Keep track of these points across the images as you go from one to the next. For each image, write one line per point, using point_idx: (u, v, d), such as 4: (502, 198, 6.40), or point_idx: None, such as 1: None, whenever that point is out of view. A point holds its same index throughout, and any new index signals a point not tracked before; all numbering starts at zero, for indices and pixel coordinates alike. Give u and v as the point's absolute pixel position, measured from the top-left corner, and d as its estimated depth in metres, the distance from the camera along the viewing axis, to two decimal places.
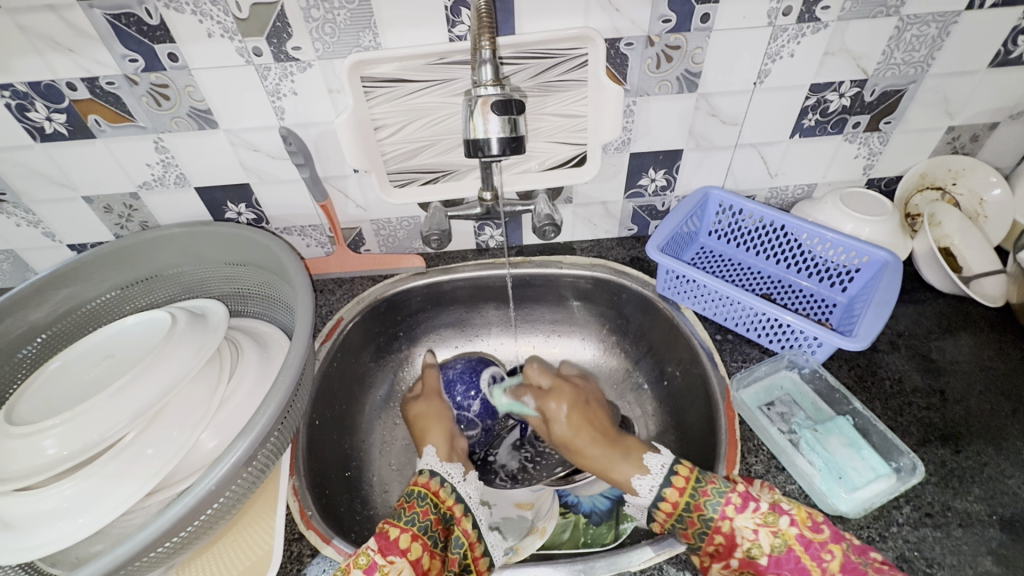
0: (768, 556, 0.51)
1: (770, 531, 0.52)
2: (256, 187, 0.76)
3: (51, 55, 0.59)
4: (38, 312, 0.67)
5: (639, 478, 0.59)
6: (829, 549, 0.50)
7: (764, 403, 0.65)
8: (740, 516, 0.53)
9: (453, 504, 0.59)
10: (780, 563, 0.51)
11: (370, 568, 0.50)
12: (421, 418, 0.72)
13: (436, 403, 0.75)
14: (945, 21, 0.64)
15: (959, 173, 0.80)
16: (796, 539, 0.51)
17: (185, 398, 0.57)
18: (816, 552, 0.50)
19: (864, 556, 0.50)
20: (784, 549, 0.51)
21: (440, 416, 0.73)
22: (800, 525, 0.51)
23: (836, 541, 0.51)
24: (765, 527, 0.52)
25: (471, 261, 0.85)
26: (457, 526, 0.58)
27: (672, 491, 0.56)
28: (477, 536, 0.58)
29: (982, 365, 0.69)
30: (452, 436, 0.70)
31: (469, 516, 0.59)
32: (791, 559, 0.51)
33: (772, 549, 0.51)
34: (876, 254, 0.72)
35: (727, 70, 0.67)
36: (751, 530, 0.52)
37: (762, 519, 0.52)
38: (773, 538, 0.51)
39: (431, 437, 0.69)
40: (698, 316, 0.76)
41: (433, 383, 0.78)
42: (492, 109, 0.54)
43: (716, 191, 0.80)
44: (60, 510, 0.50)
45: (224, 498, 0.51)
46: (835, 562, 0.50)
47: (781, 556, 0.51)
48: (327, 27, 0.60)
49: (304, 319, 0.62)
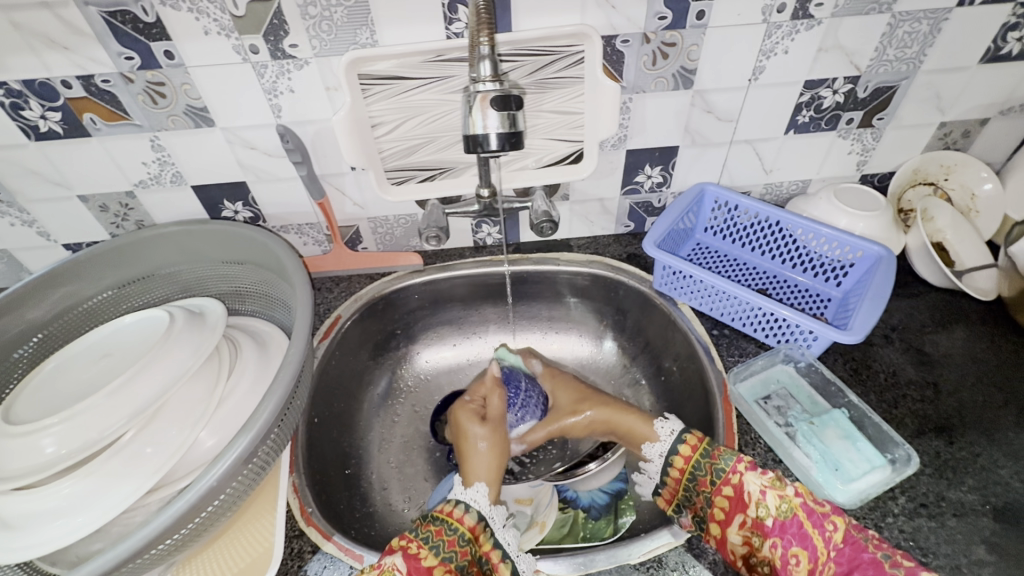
0: (773, 518, 0.51)
1: (776, 493, 0.52)
2: (253, 185, 0.76)
3: (46, 52, 0.59)
4: (35, 312, 0.67)
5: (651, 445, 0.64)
6: (832, 520, 0.50)
7: (761, 397, 0.66)
8: (749, 474, 0.54)
9: (491, 549, 0.58)
10: (785, 527, 0.51)
11: None
12: (479, 445, 0.69)
13: (498, 433, 0.71)
14: (937, 18, 0.65)
15: (951, 168, 0.81)
16: (801, 507, 0.51)
17: (184, 396, 0.57)
18: (818, 519, 0.50)
19: (864, 533, 0.50)
20: (789, 514, 0.51)
21: (497, 448, 0.69)
22: (803, 495, 0.52)
23: (839, 514, 0.50)
24: (771, 489, 0.52)
25: (468, 259, 0.86)
26: (493, 573, 0.56)
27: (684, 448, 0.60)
28: None
29: (975, 358, 0.70)
30: (499, 473, 0.67)
31: (507, 564, 0.57)
32: (795, 524, 0.51)
33: (778, 510, 0.51)
34: (870, 248, 0.73)
35: (723, 66, 0.67)
36: (759, 490, 0.53)
37: (770, 481, 0.53)
38: (779, 501, 0.52)
39: (482, 472, 0.65)
40: (694, 311, 0.77)
41: (496, 410, 0.74)
42: (491, 104, 0.54)
43: (711, 187, 0.81)
44: (59, 509, 0.50)
45: (225, 494, 0.51)
46: (838, 533, 0.49)
47: (785, 521, 0.51)
48: (324, 24, 0.60)
49: (303, 317, 0.62)
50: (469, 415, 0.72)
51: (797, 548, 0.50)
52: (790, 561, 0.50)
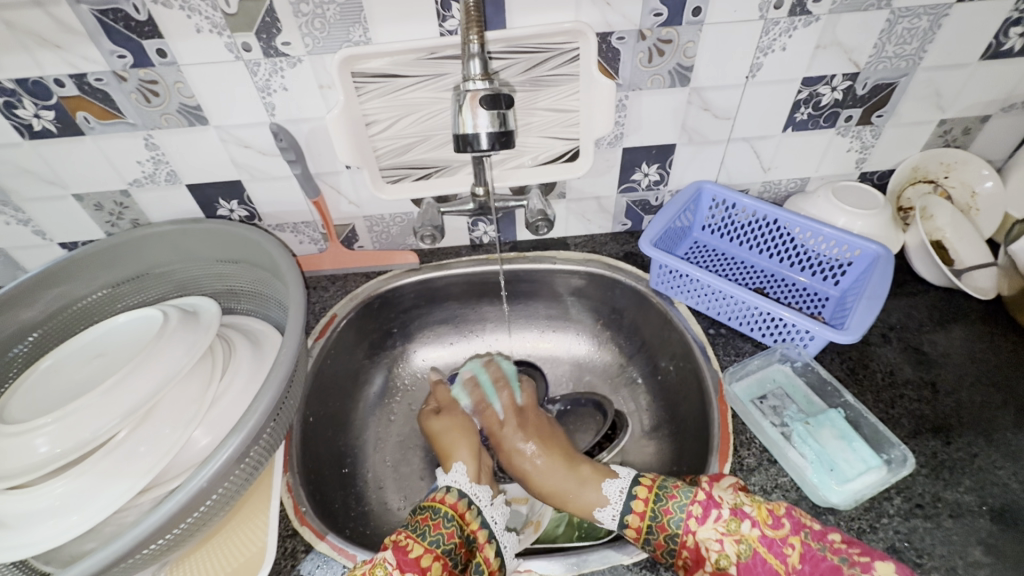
0: (737, 564, 0.51)
1: (732, 540, 0.52)
2: (248, 184, 0.75)
3: (38, 51, 0.59)
4: (30, 311, 0.67)
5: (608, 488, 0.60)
6: (790, 543, 0.50)
7: (757, 397, 0.65)
8: (703, 527, 0.53)
9: (478, 528, 0.58)
10: (750, 569, 0.51)
11: None
12: (446, 433, 0.70)
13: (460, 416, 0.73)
14: (937, 14, 0.64)
15: (952, 166, 0.80)
16: (758, 541, 0.51)
17: (177, 396, 0.57)
18: (778, 550, 0.50)
19: (823, 541, 0.50)
20: (750, 554, 0.51)
21: (467, 430, 0.70)
22: (759, 526, 0.52)
23: (796, 533, 0.51)
24: (729, 535, 0.52)
25: (465, 257, 0.85)
26: (479, 552, 0.56)
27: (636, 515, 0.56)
28: (497, 565, 0.56)
29: (974, 358, 0.69)
30: (477, 449, 0.68)
31: (493, 543, 0.57)
32: (758, 563, 0.51)
33: (739, 556, 0.51)
34: (868, 247, 0.72)
35: (719, 63, 0.67)
36: (716, 541, 0.52)
37: (724, 527, 0.52)
38: (737, 546, 0.52)
39: (456, 453, 0.66)
40: (691, 310, 0.77)
41: (449, 399, 0.76)
42: (481, 104, 0.54)
43: (709, 185, 0.80)
44: (52, 509, 0.50)
45: (218, 494, 0.51)
46: (797, 554, 0.50)
47: (749, 562, 0.51)
48: (317, 22, 0.59)
49: (296, 316, 0.62)
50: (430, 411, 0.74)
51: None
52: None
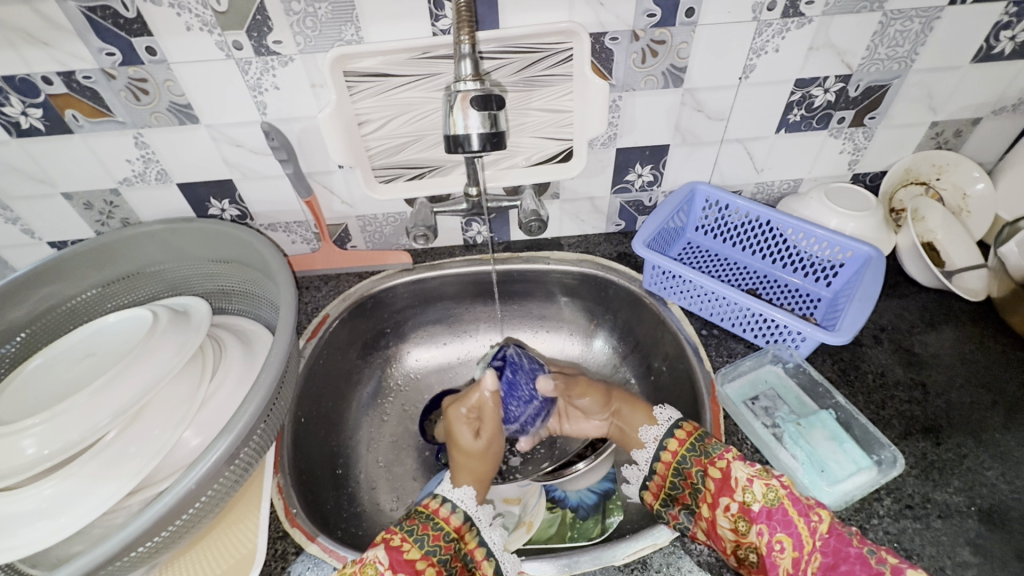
0: (761, 504, 0.52)
1: (762, 481, 0.53)
2: (239, 183, 0.75)
3: (25, 48, 0.58)
4: (17, 311, 0.66)
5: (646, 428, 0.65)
6: (817, 511, 0.51)
7: (749, 398, 0.66)
8: (738, 461, 0.56)
9: (475, 548, 0.58)
10: (771, 514, 0.52)
11: None
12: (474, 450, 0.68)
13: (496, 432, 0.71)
14: (929, 16, 0.64)
15: (943, 168, 0.81)
16: (786, 495, 0.52)
17: (167, 396, 0.56)
18: (804, 509, 0.51)
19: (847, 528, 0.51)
20: (777, 501, 0.52)
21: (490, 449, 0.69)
22: (790, 485, 0.53)
23: (823, 508, 0.52)
24: (760, 477, 0.53)
25: (458, 257, 0.85)
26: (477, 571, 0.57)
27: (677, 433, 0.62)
28: None
29: (964, 359, 0.69)
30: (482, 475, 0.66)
31: (492, 561, 0.57)
32: (781, 513, 0.51)
33: (765, 498, 0.52)
34: (860, 249, 0.73)
35: (713, 64, 0.67)
36: (746, 478, 0.54)
37: (757, 471, 0.54)
38: (766, 490, 0.53)
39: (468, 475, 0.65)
40: (684, 311, 0.77)
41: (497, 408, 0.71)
42: (472, 104, 0.53)
43: (702, 186, 0.80)
44: (39, 511, 0.50)
45: (207, 496, 0.51)
46: (823, 524, 0.50)
47: (772, 508, 0.52)
48: (308, 20, 0.59)
49: (288, 316, 0.61)
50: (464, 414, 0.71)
51: (782, 535, 0.51)
52: (776, 548, 0.51)
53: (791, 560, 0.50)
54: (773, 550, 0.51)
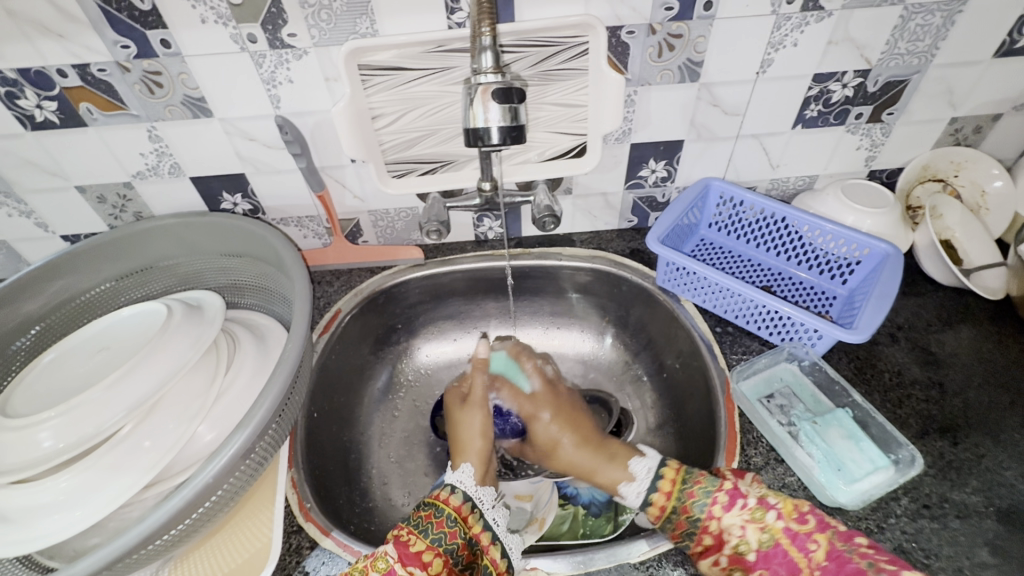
0: (755, 552, 0.51)
1: (754, 527, 0.51)
2: (252, 177, 0.75)
3: (39, 40, 0.58)
4: (32, 304, 0.67)
5: (638, 460, 0.62)
6: (815, 539, 0.49)
7: (764, 396, 0.65)
8: (725, 509, 0.53)
9: (481, 531, 0.57)
10: (768, 557, 0.50)
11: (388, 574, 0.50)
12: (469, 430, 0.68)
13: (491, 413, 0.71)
14: (951, 10, 0.63)
15: (961, 164, 0.80)
16: (782, 533, 0.50)
17: (182, 390, 0.57)
18: (800, 543, 0.50)
19: (850, 543, 0.49)
20: (772, 544, 0.50)
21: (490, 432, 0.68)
22: (783, 518, 0.51)
23: (822, 531, 0.50)
24: (750, 523, 0.51)
25: (470, 253, 0.85)
26: (485, 555, 0.55)
27: (661, 487, 0.58)
28: (505, 567, 0.55)
29: (982, 358, 0.69)
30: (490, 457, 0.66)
31: (498, 545, 0.56)
32: (779, 554, 0.50)
33: (759, 545, 0.51)
34: (877, 246, 0.72)
35: (730, 59, 0.66)
36: (739, 527, 0.52)
37: (749, 515, 0.52)
38: (759, 535, 0.51)
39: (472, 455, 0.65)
40: (697, 308, 0.76)
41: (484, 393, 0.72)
42: (493, 97, 0.53)
43: (717, 182, 0.80)
44: (55, 503, 0.50)
45: (223, 489, 0.51)
46: (820, 552, 0.49)
47: (768, 551, 0.51)
48: (323, 13, 0.59)
49: (302, 310, 0.61)
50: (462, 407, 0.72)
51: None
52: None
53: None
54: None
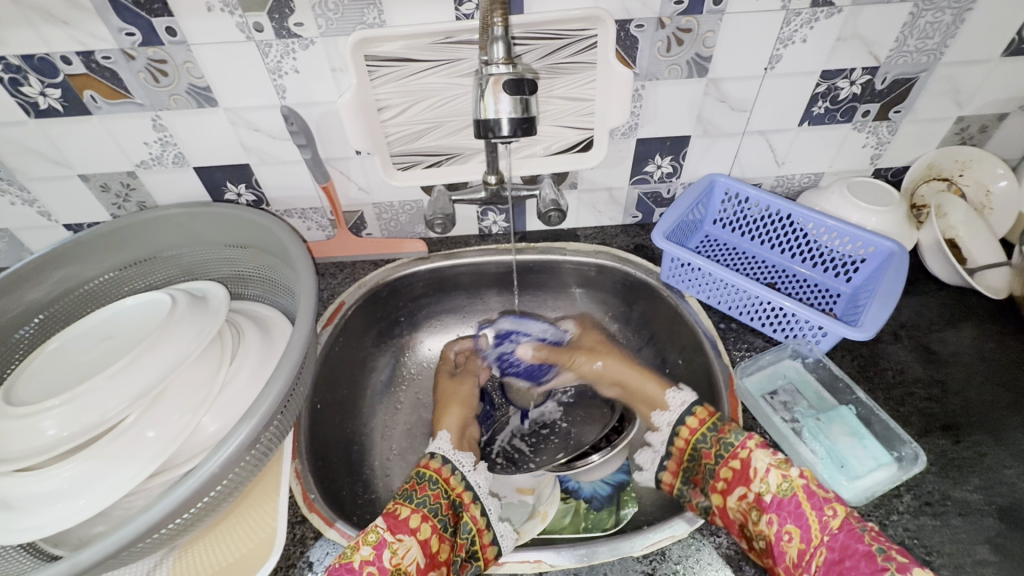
0: (772, 494, 0.52)
1: (779, 472, 0.53)
2: (256, 168, 0.74)
3: (43, 26, 0.57)
4: (36, 292, 0.67)
5: (659, 414, 0.67)
6: (832, 506, 0.51)
7: (768, 392, 0.65)
8: (758, 450, 0.56)
9: (463, 492, 0.62)
10: (782, 504, 0.52)
11: (379, 544, 0.52)
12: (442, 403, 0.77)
13: (463, 387, 0.79)
14: (961, 8, 0.63)
15: (967, 164, 0.80)
16: (802, 487, 0.52)
17: (187, 380, 0.56)
18: (818, 503, 0.51)
19: (866, 525, 0.50)
20: (789, 493, 0.52)
21: (462, 402, 0.77)
22: (808, 477, 0.53)
23: (842, 503, 0.51)
24: (777, 468, 0.54)
25: (474, 246, 0.85)
26: (467, 512, 0.60)
27: (691, 420, 0.63)
28: (485, 523, 0.59)
29: (984, 357, 0.69)
30: (467, 422, 0.75)
31: (478, 503, 0.61)
32: (793, 503, 0.52)
33: (778, 489, 0.52)
34: (882, 244, 0.72)
35: (739, 54, 0.66)
36: (764, 467, 0.54)
37: (776, 461, 0.54)
38: (781, 480, 0.53)
39: (448, 420, 0.73)
40: (701, 304, 0.76)
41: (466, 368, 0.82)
42: (504, 88, 0.52)
43: (722, 179, 0.79)
44: (60, 491, 0.50)
45: (227, 480, 0.51)
46: (836, 519, 0.50)
47: (784, 498, 0.52)
48: (330, 3, 0.58)
49: (307, 302, 0.61)
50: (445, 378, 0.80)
51: (792, 526, 0.51)
52: (784, 538, 0.51)
53: (799, 552, 0.50)
54: (781, 540, 0.51)
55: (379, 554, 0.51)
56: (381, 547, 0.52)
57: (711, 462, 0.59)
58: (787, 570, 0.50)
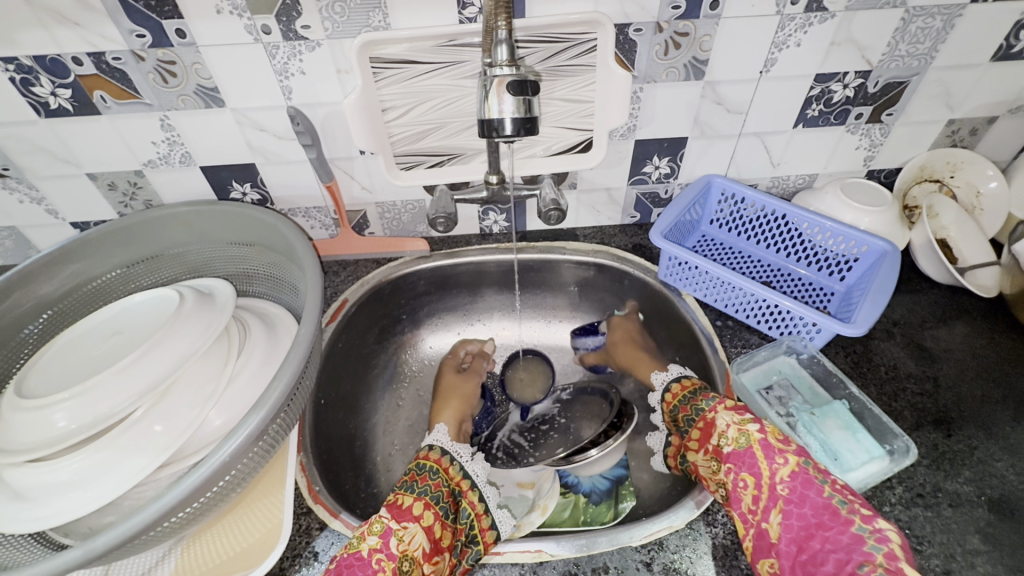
0: (730, 446, 0.56)
1: (738, 427, 0.57)
2: (261, 167, 0.76)
3: (56, 28, 0.59)
4: (45, 289, 0.68)
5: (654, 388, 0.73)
6: (785, 456, 0.53)
7: (763, 387, 0.67)
8: (723, 411, 0.60)
9: (461, 481, 0.64)
10: (738, 454, 0.55)
11: (385, 533, 0.53)
12: (445, 395, 0.81)
13: (469, 383, 0.84)
14: (950, 13, 0.65)
15: (958, 165, 0.81)
16: (757, 440, 0.55)
17: (195, 373, 0.58)
18: (771, 453, 0.54)
19: (824, 476, 0.51)
20: (745, 445, 0.55)
21: (463, 397, 0.81)
22: (767, 432, 0.56)
23: (796, 455, 0.53)
24: (736, 424, 0.57)
25: (475, 245, 0.86)
26: (465, 499, 0.63)
27: (675, 386, 0.69)
28: (483, 508, 0.62)
29: (975, 354, 0.70)
30: (463, 417, 0.79)
31: (475, 491, 0.64)
32: (748, 454, 0.55)
33: (735, 442, 0.56)
34: (875, 243, 0.73)
35: (735, 57, 0.67)
36: (725, 424, 0.58)
37: (737, 418, 0.58)
38: (738, 434, 0.56)
39: (446, 413, 0.78)
40: (699, 302, 0.78)
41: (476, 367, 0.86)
42: (507, 89, 0.53)
43: (719, 179, 0.81)
44: (71, 481, 0.51)
45: (235, 471, 0.52)
46: (786, 468, 0.52)
47: (740, 449, 0.55)
48: (337, 6, 0.60)
49: (312, 297, 0.62)
50: (450, 370, 0.85)
51: (746, 474, 0.54)
52: (739, 485, 0.54)
53: (753, 498, 0.53)
54: (737, 487, 0.54)
55: (385, 541, 0.53)
56: (388, 535, 0.53)
57: (684, 423, 0.64)
58: (744, 517, 0.53)
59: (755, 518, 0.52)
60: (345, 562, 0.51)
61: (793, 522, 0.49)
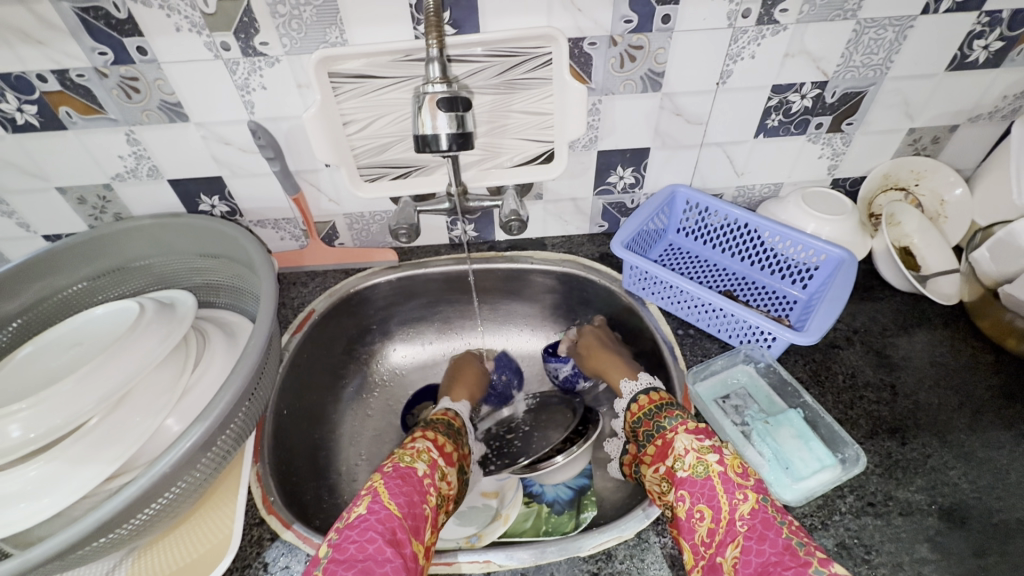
0: (687, 473, 0.55)
1: (697, 454, 0.56)
2: (228, 180, 0.77)
3: (20, 46, 0.60)
4: (11, 303, 0.69)
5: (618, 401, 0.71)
6: (744, 491, 0.52)
7: (720, 396, 0.67)
8: (682, 433, 0.58)
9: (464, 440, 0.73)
10: (695, 483, 0.54)
11: (432, 464, 0.61)
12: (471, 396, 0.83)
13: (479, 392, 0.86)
14: (902, 25, 0.66)
15: (922, 174, 0.82)
16: (717, 472, 0.54)
17: (150, 384, 0.59)
18: (731, 487, 0.52)
19: (782, 516, 0.50)
20: (704, 475, 0.54)
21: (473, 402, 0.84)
22: (726, 465, 0.54)
23: (755, 490, 0.52)
24: (696, 451, 0.56)
25: (443, 256, 0.87)
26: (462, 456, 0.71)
27: (642, 398, 0.66)
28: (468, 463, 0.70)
29: (934, 361, 0.71)
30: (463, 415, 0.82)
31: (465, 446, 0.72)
32: (707, 485, 0.53)
33: (693, 469, 0.55)
34: (833, 252, 0.74)
35: (690, 69, 0.68)
36: (683, 447, 0.57)
37: (696, 444, 0.57)
38: (697, 462, 0.55)
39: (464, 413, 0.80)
40: (662, 311, 0.78)
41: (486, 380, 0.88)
42: (439, 106, 0.55)
43: (683, 189, 0.82)
44: (19, 493, 0.51)
45: (183, 483, 0.53)
46: (745, 504, 0.51)
47: (698, 478, 0.54)
48: (294, 23, 0.61)
49: (268, 307, 0.63)
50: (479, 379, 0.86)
51: (703, 506, 0.52)
52: (695, 516, 0.53)
53: (708, 531, 0.51)
54: (692, 517, 0.53)
55: (433, 472, 0.60)
56: (433, 469, 0.61)
57: (644, 438, 0.63)
58: (696, 548, 0.51)
59: (708, 551, 0.50)
60: (401, 472, 0.57)
61: (752, 560, 0.47)
